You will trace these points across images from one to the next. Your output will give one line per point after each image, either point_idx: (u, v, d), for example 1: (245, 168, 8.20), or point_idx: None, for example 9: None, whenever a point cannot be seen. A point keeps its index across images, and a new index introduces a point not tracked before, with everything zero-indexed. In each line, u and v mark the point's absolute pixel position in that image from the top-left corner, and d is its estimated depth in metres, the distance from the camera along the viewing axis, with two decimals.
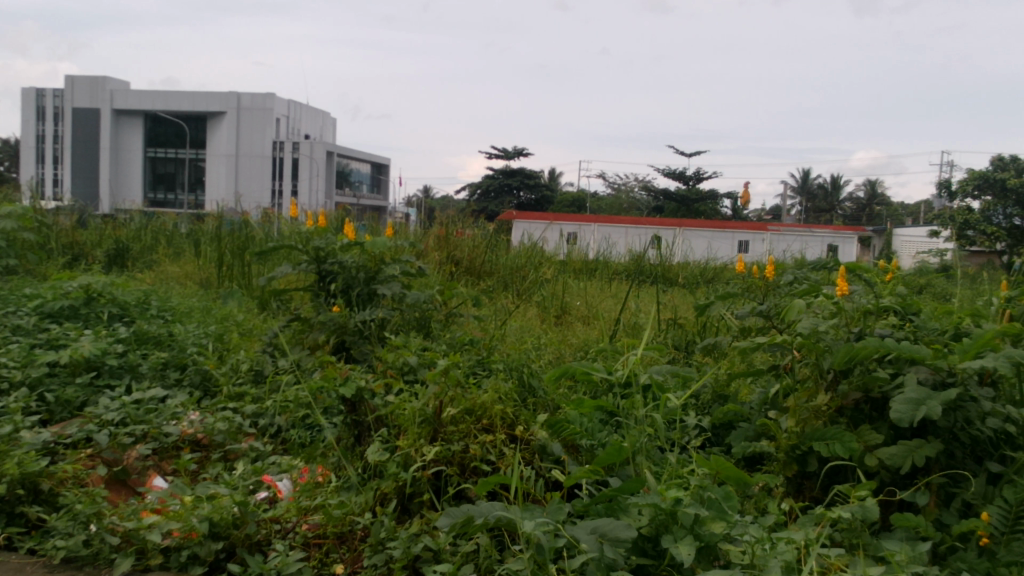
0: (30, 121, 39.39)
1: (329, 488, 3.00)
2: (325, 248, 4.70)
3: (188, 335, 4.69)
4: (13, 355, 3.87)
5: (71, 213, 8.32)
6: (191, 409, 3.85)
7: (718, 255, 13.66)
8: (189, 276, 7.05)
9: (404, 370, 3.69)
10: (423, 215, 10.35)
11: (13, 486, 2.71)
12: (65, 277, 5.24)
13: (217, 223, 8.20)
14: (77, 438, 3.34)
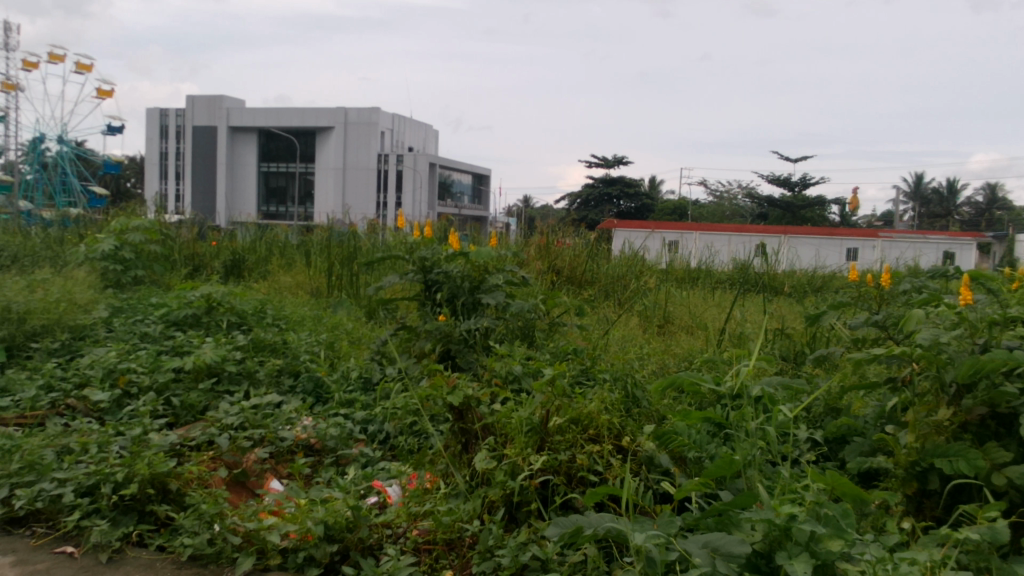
0: (154, 139, 41.65)
1: (438, 495, 3.05)
2: (431, 258, 4.78)
3: (301, 343, 4.85)
4: (142, 362, 4.09)
5: (192, 226, 8.74)
6: (304, 414, 3.98)
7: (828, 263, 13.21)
8: (301, 286, 7.29)
9: (508, 379, 3.72)
10: (524, 224, 10.41)
11: (144, 485, 2.85)
12: (188, 287, 5.51)
13: (327, 234, 8.46)
14: (200, 441, 3.51)
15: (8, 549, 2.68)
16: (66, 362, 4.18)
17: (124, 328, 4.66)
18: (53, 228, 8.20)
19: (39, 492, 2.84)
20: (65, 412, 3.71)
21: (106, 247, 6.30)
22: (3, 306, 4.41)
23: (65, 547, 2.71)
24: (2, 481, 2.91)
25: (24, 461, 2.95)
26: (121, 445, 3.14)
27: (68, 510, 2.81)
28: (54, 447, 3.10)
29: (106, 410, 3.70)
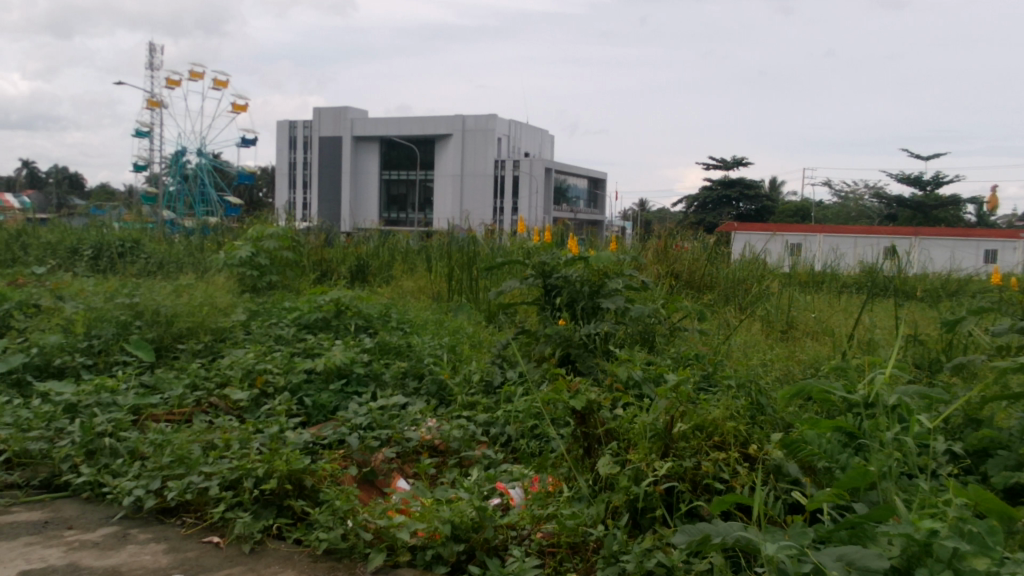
0: (283, 150, 43.54)
1: (561, 498, 3.06)
2: (551, 263, 4.79)
3: (424, 346, 4.97)
4: (277, 363, 4.30)
5: (319, 233, 9.10)
6: (429, 416, 4.07)
7: (966, 265, 12.48)
8: (423, 290, 7.47)
9: (629, 384, 3.70)
10: (640, 228, 10.33)
11: (282, 481, 2.99)
12: (318, 291, 5.74)
13: (448, 238, 8.64)
14: (332, 440, 3.66)
15: (161, 536, 2.84)
16: (208, 363, 4.42)
17: (260, 330, 4.90)
18: (195, 236, 8.72)
19: (188, 484, 3.01)
20: (208, 409, 3.93)
21: (243, 253, 6.65)
22: (153, 309, 4.72)
23: (212, 537, 2.86)
24: (155, 473, 3.10)
25: (174, 454, 3.14)
26: (260, 441, 3.30)
27: (214, 502, 2.97)
28: (200, 442, 3.29)
29: (245, 408, 3.90)
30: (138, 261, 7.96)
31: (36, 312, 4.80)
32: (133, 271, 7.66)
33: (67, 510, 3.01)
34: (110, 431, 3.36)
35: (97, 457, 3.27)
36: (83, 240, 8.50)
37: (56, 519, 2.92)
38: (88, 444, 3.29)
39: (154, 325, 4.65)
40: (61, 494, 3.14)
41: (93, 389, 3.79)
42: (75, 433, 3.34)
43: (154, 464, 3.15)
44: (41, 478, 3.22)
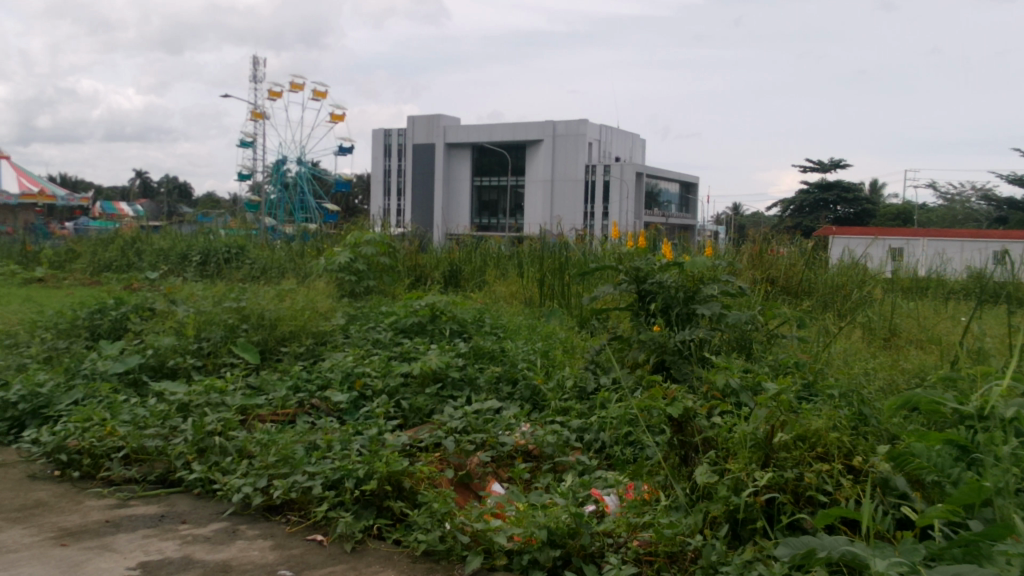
0: (377, 157, 44.52)
1: (658, 506, 3.02)
2: (645, 268, 4.71)
3: (518, 351, 5.00)
4: (375, 367, 4.39)
5: (413, 239, 9.26)
6: (523, 421, 4.08)
7: None
8: (515, 295, 7.51)
9: (727, 392, 3.64)
10: (734, 233, 10.12)
11: (382, 482, 3.06)
12: (414, 296, 5.84)
13: (540, 243, 8.67)
14: (428, 443, 3.73)
15: (268, 533, 2.94)
16: (310, 366, 4.56)
17: (359, 334, 5.01)
18: (296, 242, 9.01)
19: (293, 483, 3.10)
20: (310, 410, 4.05)
21: (342, 259, 6.84)
22: (258, 313, 4.89)
23: (316, 535, 2.94)
24: (262, 471, 3.21)
25: (280, 454, 3.25)
26: (360, 443, 3.38)
27: (317, 501, 3.06)
28: (304, 443, 3.39)
29: (344, 410, 4.00)
30: (243, 267, 8.29)
31: (151, 314, 5.05)
32: (238, 276, 7.98)
33: (180, 504, 3.15)
34: (219, 430, 3.50)
35: (207, 454, 3.40)
36: (192, 246, 8.91)
37: (171, 513, 3.06)
38: (199, 442, 3.43)
39: (259, 328, 4.82)
40: (175, 489, 3.29)
41: (204, 389, 3.95)
42: (188, 431, 3.49)
43: (260, 462, 3.27)
44: (156, 473, 3.38)
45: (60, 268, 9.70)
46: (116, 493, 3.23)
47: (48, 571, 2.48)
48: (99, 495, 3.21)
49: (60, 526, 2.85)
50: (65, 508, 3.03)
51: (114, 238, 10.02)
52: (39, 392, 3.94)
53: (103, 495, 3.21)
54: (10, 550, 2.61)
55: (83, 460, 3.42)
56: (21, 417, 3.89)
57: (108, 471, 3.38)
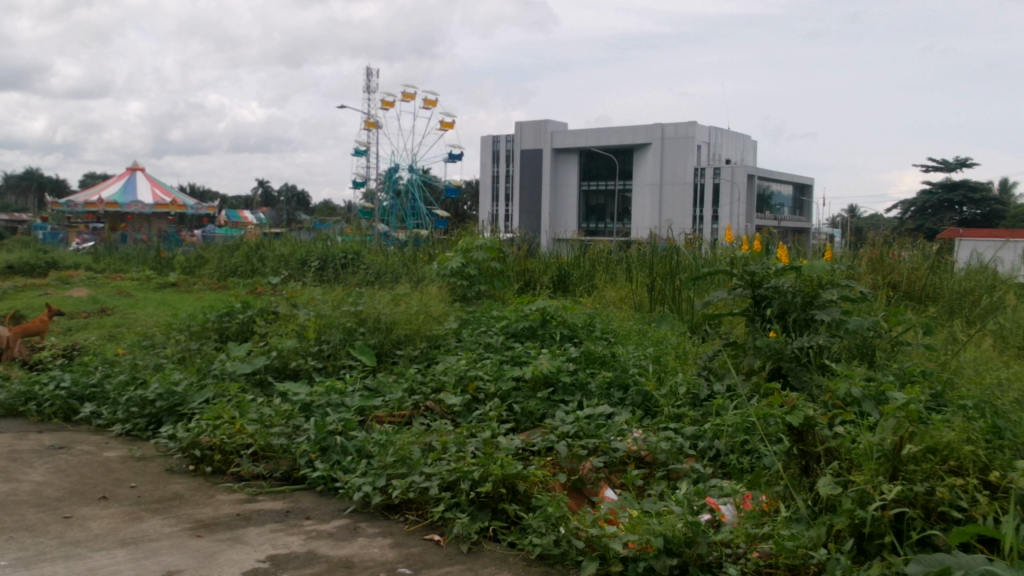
0: (485, 164, 45.06)
1: (778, 518, 2.94)
2: (760, 273, 4.58)
3: (629, 356, 4.94)
4: (487, 370, 4.45)
5: (522, 244, 9.32)
6: (635, 427, 4.03)
7: None
8: (624, 299, 7.45)
9: (849, 402, 3.51)
10: (852, 236, 9.75)
11: (497, 484, 3.09)
12: (525, 301, 5.89)
13: (650, 247, 8.58)
14: (541, 447, 3.74)
15: (387, 531, 3.02)
16: (424, 369, 4.65)
17: (471, 339, 5.09)
18: (408, 247, 9.20)
19: (411, 483, 3.17)
20: (425, 412, 4.14)
21: (454, 264, 6.97)
22: (374, 317, 5.02)
23: (432, 535, 3.00)
24: (381, 471, 3.30)
25: (397, 454, 3.33)
26: (475, 445, 3.42)
27: (433, 502, 3.11)
28: (420, 444, 3.47)
29: (458, 413, 4.07)
30: (358, 272, 8.55)
31: (275, 318, 5.27)
32: (354, 281, 8.24)
33: (303, 501, 3.27)
34: (340, 430, 3.62)
35: (329, 453, 3.52)
36: (311, 252, 9.26)
37: (296, 509, 3.18)
38: (321, 441, 3.56)
39: (375, 332, 4.96)
40: (299, 487, 3.42)
41: (324, 390, 4.10)
42: (311, 430, 3.61)
43: (379, 462, 3.35)
44: (282, 470, 3.52)
45: (190, 274, 10.26)
46: (245, 488, 3.38)
47: (186, 559, 2.61)
48: (230, 490, 3.36)
49: (195, 518, 3.00)
50: (198, 501, 3.20)
51: (239, 244, 10.51)
52: (175, 390, 4.17)
53: (234, 490, 3.36)
54: (152, 538, 2.77)
55: (215, 456, 3.59)
56: (158, 414, 4.12)
57: (238, 467, 3.54)
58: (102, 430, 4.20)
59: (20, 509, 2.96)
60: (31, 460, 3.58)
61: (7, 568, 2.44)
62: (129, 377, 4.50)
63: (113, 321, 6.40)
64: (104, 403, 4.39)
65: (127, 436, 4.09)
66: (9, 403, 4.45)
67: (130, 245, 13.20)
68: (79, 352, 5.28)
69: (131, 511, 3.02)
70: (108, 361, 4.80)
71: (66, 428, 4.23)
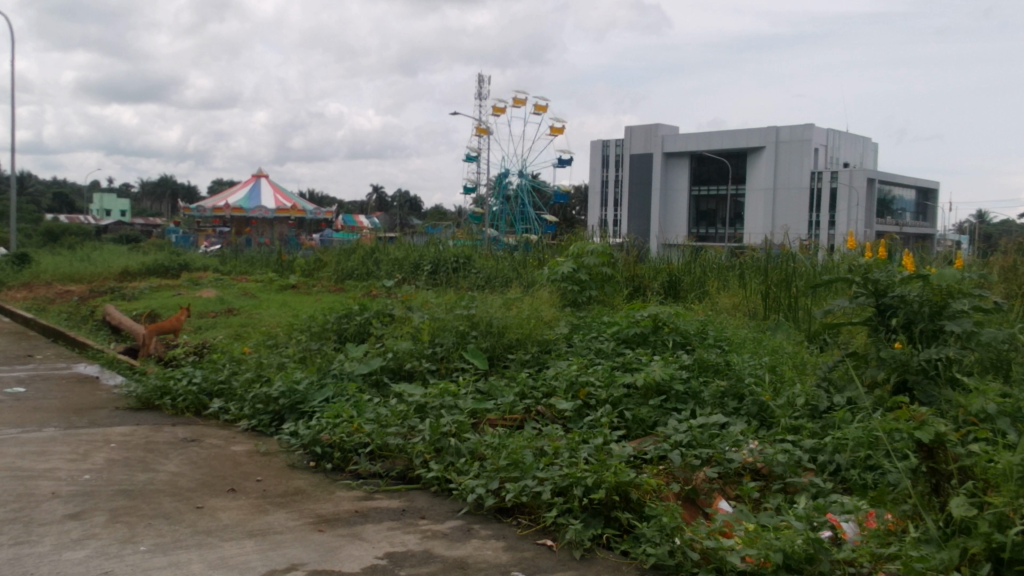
0: (594, 169, 44.96)
1: (906, 538, 2.80)
2: (885, 281, 4.38)
3: (744, 364, 4.79)
4: (598, 376, 4.42)
5: (631, 249, 9.23)
6: (750, 438, 3.91)
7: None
8: (737, 306, 7.28)
9: (983, 418, 3.31)
10: (985, 243, 9.20)
11: (610, 492, 3.06)
12: (636, 307, 5.83)
13: (764, 253, 8.35)
14: (653, 455, 3.70)
15: (500, 534, 3.05)
16: (535, 373, 4.67)
17: (582, 344, 5.07)
18: (518, 252, 9.24)
19: (524, 487, 3.19)
20: (536, 417, 4.15)
21: (564, 269, 6.98)
22: (487, 320, 5.07)
23: (545, 540, 3.00)
24: (494, 473, 3.33)
25: (510, 458, 3.35)
26: (587, 451, 3.41)
27: (546, 506, 3.12)
28: (532, 448, 3.48)
29: (569, 418, 4.06)
30: (469, 277, 8.68)
31: (390, 320, 5.39)
32: (465, 285, 8.37)
33: (418, 501, 3.34)
34: (453, 432, 3.67)
35: (443, 454, 3.58)
36: (424, 257, 9.47)
37: (411, 508, 3.25)
38: (435, 441, 3.62)
39: (487, 335, 5.00)
40: (414, 486, 3.49)
41: (438, 392, 4.16)
42: (426, 431, 3.68)
43: (492, 465, 3.38)
44: (398, 469, 3.60)
45: (309, 276, 10.64)
46: (363, 486, 3.47)
47: (309, 553, 2.70)
48: (349, 486, 3.46)
49: (317, 513, 3.11)
50: (319, 496, 3.30)
51: (355, 248, 10.82)
52: (297, 388, 4.32)
53: (352, 487, 3.46)
54: (277, 531, 2.88)
55: (334, 454, 3.72)
56: (281, 411, 4.29)
57: (356, 465, 3.65)
58: (229, 424, 4.41)
59: (157, 497, 3.13)
60: (166, 451, 3.78)
61: (148, 553, 2.59)
62: (254, 375, 4.70)
63: (239, 321, 6.70)
64: (232, 399, 4.59)
65: (252, 432, 4.27)
66: (145, 396, 4.72)
67: (254, 248, 13.80)
68: (208, 350, 5.55)
69: (257, 504, 3.15)
70: (234, 359, 5.03)
71: (197, 421, 4.46)
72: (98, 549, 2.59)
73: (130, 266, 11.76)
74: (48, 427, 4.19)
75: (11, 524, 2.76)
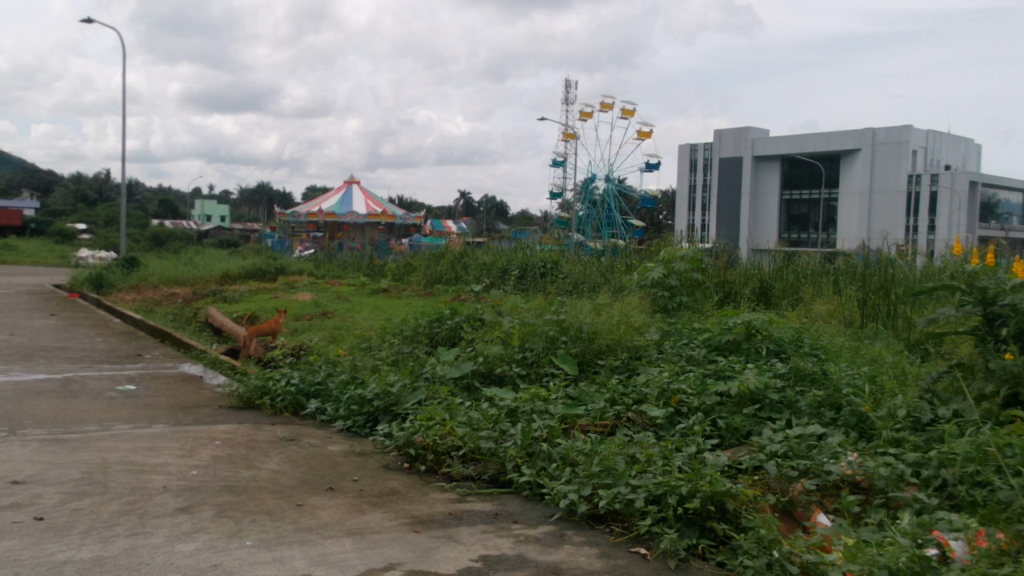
0: (681, 174, 44.42)
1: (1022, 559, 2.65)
2: (994, 289, 4.17)
3: (842, 374, 4.63)
4: (690, 384, 4.35)
5: (722, 254, 9.08)
6: (850, 450, 3.78)
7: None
8: (833, 314, 7.07)
9: None
10: None
11: (705, 501, 3.01)
12: (728, 313, 5.73)
13: (860, 260, 8.09)
14: (748, 466, 3.63)
15: (594, 541, 3.03)
16: (625, 380, 4.64)
17: (672, 350, 5.01)
18: (606, 256, 9.20)
19: (617, 494, 3.17)
20: (627, 423, 4.12)
21: (654, 275, 6.92)
22: (576, 326, 5.06)
23: (639, 548, 2.98)
24: (586, 479, 3.32)
25: (603, 464, 3.34)
26: (680, 459, 3.36)
27: (640, 514, 3.09)
28: (624, 455, 3.45)
29: (661, 425, 4.02)
30: (557, 282, 8.69)
31: (480, 325, 5.42)
32: (553, 291, 8.38)
33: (511, 505, 3.36)
34: (545, 437, 3.69)
35: (535, 459, 3.59)
36: (512, 262, 9.55)
37: (504, 512, 3.26)
38: (527, 446, 3.64)
39: (577, 341, 5.00)
40: (506, 490, 3.51)
41: (529, 397, 4.18)
42: (517, 436, 3.70)
43: (585, 471, 3.37)
44: (490, 473, 3.63)
45: (399, 280, 10.84)
46: (455, 488, 3.51)
47: (405, 553, 2.75)
48: (442, 489, 3.51)
49: (412, 514, 3.16)
50: (414, 498, 3.36)
51: (444, 253, 10.97)
52: (390, 391, 4.41)
53: (445, 489, 3.50)
54: (375, 530, 2.93)
55: (428, 456, 3.77)
56: (375, 413, 4.38)
57: (449, 468, 3.69)
58: (325, 425, 4.53)
59: (260, 494, 3.23)
60: (267, 449, 3.90)
61: (253, 548, 2.68)
62: (350, 377, 4.81)
63: (334, 323, 6.88)
64: (328, 401, 4.72)
65: (348, 432, 4.38)
66: (246, 395, 4.88)
67: (346, 252, 14.13)
68: (305, 351, 5.71)
69: (355, 503, 3.22)
70: (330, 361, 5.16)
71: (295, 421, 4.59)
72: (207, 542, 2.70)
73: (230, 270, 12.21)
74: (157, 423, 4.37)
75: (127, 516, 2.90)
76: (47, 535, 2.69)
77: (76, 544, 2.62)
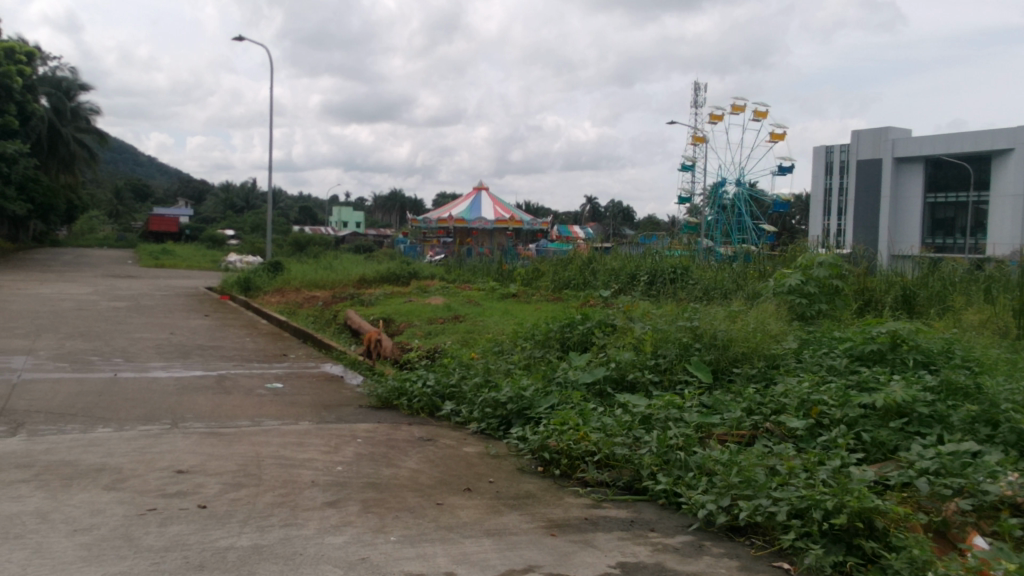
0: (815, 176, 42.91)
1: None
2: None
3: (999, 388, 4.28)
4: (832, 395, 4.20)
5: (861, 260, 8.70)
6: (1009, 469, 3.49)
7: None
8: (986, 322, 6.65)
9: None
10: None
11: (853, 518, 2.89)
12: (872, 321, 5.50)
13: (1017, 268, 7.56)
14: (896, 483, 3.47)
15: (733, 553, 2.97)
16: (763, 389, 4.51)
17: (812, 360, 4.84)
18: (738, 262, 8.97)
19: (758, 506, 3.09)
20: (765, 434, 4.01)
21: (791, 282, 6.71)
22: (711, 333, 4.96)
23: (782, 563, 2.90)
24: (725, 490, 3.25)
25: (743, 475, 3.26)
26: (824, 472, 3.23)
27: (782, 528, 3.01)
28: (764, 466, 3.36)
29: (801, 437, 3.89)
30: (687, 288, 8.58)
31: (612, 331, 5.41)
32: (683, 297, 8.27)
33: (646, 512, 3.33)
34: (681, 446, 3.64)
35: (671, 467, 3.56)
36: (641, 267, 9.49)
37: (640, 519, 3.24)
38: (663, 454, 3.61)
39: (711, 349, 4.89)
40: (642, 497, 3.48)
41: (663, 404, 4.15)
42: (653, 443, 3.68)
43: (723, 482, 3.30)
44: (625, 480, 3.61)
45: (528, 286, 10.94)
46: (590, 493, 3.52)
47: (543, 556, 2.76)
48: (577, 493, 3.52)
49: (549, 517, 3.18)
50: (549, 501, 3.38)
51: (572, 258, 11.00)
52: (524, 395, 4.48)
53: (579, 494, 3.51)
54: (512, 532, 2.97)
55: (562, 460, 3.80)
56: (509, 416, 4.44)
57: (584, 473, 3.70)
58: (460, 426, 4.62)
59: (402, 492, 3.33)
60: (406, 448, 4.02)
61: (398, 543, 2.76)
62: (483, 380, 4.90)
63: (466, 327, 7.01)
64: (462, 402, 4.81)
65: (481, 434, 4.45)
66: (385, 396, 5.05)
67: (476, 257, 14.39)
68: (439, 355, 5.85)
69: (492, 505, 3.26)
70: (464, 364, 5.27)
71: (431, 422, 4.71)
72: (354, 536, 2.80)
73: (366, 274, 12.65)
74: (303, 420, 4.58)
75: (280, 508, 3.04)
76: (209, 522, 2.86)
77: (236, 532, 2.77)
